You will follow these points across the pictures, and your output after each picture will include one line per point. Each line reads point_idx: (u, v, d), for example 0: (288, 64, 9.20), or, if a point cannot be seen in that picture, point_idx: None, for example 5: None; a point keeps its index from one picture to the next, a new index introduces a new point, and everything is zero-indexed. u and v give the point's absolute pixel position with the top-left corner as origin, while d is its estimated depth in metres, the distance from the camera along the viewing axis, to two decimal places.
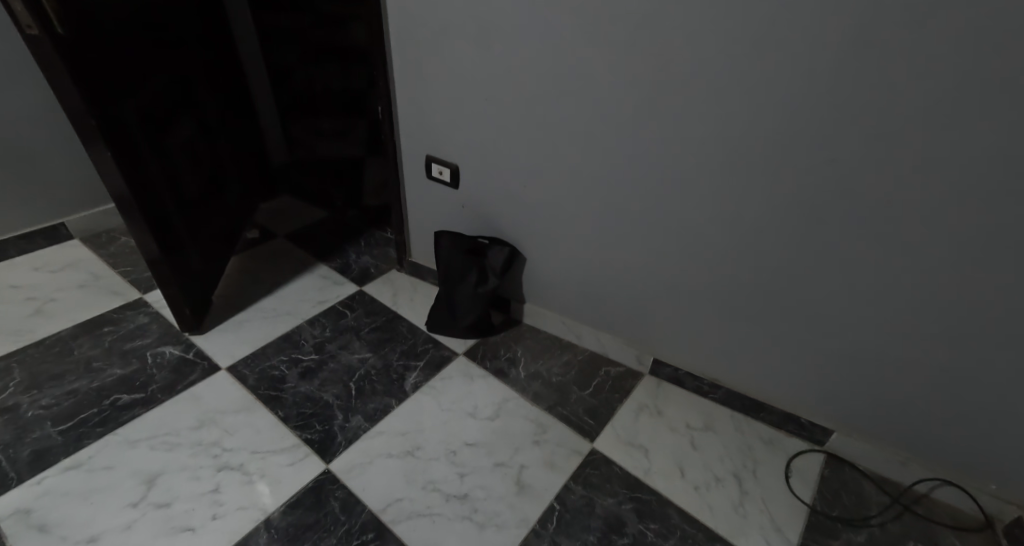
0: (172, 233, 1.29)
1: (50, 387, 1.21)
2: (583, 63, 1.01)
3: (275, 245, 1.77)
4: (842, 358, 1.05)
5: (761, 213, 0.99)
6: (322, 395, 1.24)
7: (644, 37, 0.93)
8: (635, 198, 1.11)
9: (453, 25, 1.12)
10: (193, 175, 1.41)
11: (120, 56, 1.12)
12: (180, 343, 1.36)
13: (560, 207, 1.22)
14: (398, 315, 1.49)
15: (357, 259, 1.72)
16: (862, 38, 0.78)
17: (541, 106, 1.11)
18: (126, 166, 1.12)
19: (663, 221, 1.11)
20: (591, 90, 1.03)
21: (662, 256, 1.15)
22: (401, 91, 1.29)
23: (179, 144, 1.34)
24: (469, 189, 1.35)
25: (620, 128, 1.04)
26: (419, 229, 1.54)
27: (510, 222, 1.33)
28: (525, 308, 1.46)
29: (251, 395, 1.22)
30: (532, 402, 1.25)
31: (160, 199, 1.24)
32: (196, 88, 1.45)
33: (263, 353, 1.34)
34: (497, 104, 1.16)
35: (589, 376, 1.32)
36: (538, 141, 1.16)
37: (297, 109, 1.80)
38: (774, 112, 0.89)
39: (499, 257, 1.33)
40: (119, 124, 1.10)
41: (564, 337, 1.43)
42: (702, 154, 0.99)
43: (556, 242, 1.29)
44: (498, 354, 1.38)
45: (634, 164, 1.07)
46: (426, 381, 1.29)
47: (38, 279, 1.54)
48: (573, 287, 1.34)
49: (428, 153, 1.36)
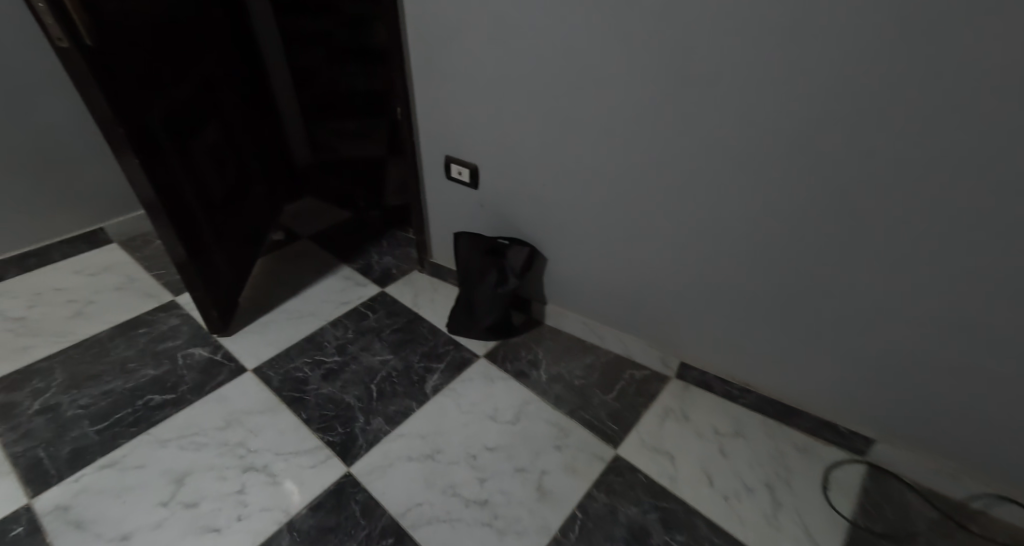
0: (198, 236, 1.31)
1: (88, 387, 1.25)
2: (600, 58, 0.98)
3: (299, 247, 1.79)
4: (882, 363, 0.99)
5: (789, 211, 0.94)
6: (343, 397, 1.25)
7: (663, 29, 0.89)
8: (657, 196, 1.07)
9: (468, 25, 1.10)
10: (216, 180, 1.44)
11: (144, 66, 1.14)
12: (208, 344, 1.39)
13: (582, 205, 1.19)
14: (419, 316, 1.48)
15: (380, 260, 1.72)
16: (899, 22, 0.72)
17: (558, 102, 1.08)
18: (154, 175, 1.15)
19: (687, 218, 1.06)
20: (610, 85, 0.99)
21: (688, 256, 1.11)
22: (419, 92, 1.28)
23: (202, 149, 1.37)
24: (488, 190, 1.33)
25: (641, 123, 1.00)
26: (439, 230, 1.54)
27: (530, 222, 1.31)
28: (547, 309, 1.43)
29: (275, 397, 1.24)
30: (554, 406, 1.22)
31: (186, 204, 1.27)
32: (219, 93, 1.48)
33: (287, 355, 1.36)
34: (514, 101, 1.13)
35: (613, 379, 1.29)
36: (557, 140, 1.13)
37: (319, 111, 1.82)
38: (806, 102, 0.83)
39: (518, 258, 1.31)
40: (144, 131, 1.12)
41: (586, 339, 1.39)
42: (727, 148, 0.94)
43: (576, 242, 1.26)
44: (519, 356, 1.36)
45: (656, 161, 1.03)
46: (447, 383, 1.29)
47: (79, 281, 1.60)
48: (594, 288, 1.31)
49: (448, 153, 1.34)
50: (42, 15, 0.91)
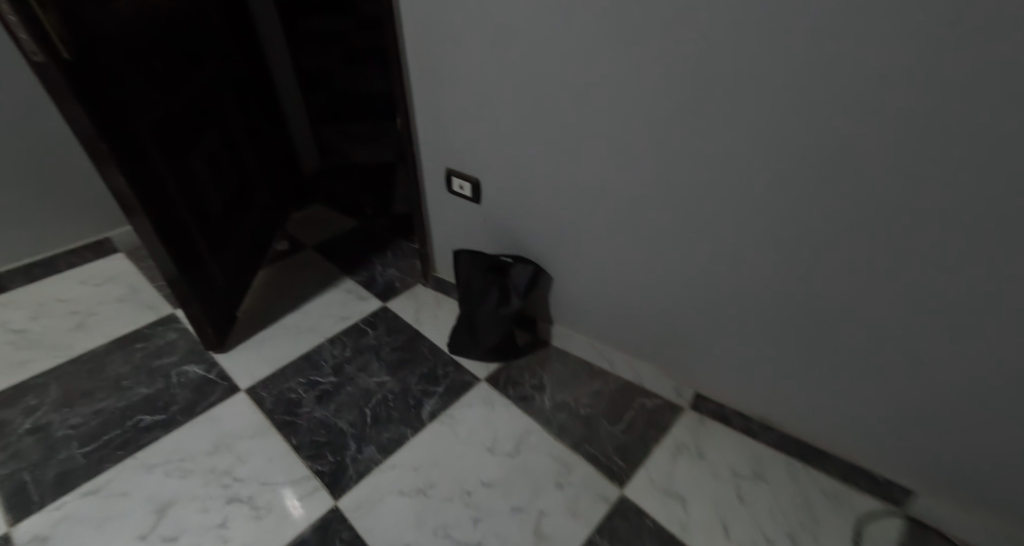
0: (191, 251, 1.26)
1: (79, 405, 1.22)
2: (609, 63, 0.88)
3: (303, 256, 1.74)
4: (925, 408, 0.88)
5: (820, 236, 0.84)
6: (336, 421, 1.19)
7: (680, 31, 0.79)
8: (671, 214, 0.97)
9: (468, 32, 1.02)
10: (214, 191, 1.39)
11: (132, 78, 1.09)
12: (203, 361, 1.35)
13: (590, 223, 1.10)
14: (420, 334, 1.42)
15: (383, 272, 1.66)
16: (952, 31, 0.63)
17: (564, 110, 0.99)
18: (142, 192, 1.10)
19: (704, 239, 0.96)
20: (619, 92, 0.90)
21: (706, 281, 1.01)
22: (419, 99, 1.21)
23: (198, 160, 1.32)
24: (491, 204, 1.25)
25: (654, 135, 0.91)
26: (443, 244, 1.46)
27: (535, 239, 1.22)
28: (553, 329, 1.35)
29: (266, 420, 1.19)
30: (557, 437, 1.14)
31: (177, 218, 1.22)
32: (220, 100, 1.44)
33: (282, 374, 1.31)
34: (517, 109, 1.05)
35: (622, 408, 1.20)
36: (563, 154, 1.04)
37: (326, 116, 1.77)
38: (841, 118, 0.73)
39: (522, 276, 1.22)
40: (130, 145, 1.07)
41: (595, 364, 1.30)
42: (750, 164, 0.84)
43: (585, 261, 1.17)
44: (523, 381, 1.27)
45: (670, 177, 0.93)
46: (445, 409, 1.21)
47: (83, 292, 1.57)
48: (604, 310, 1.22)
49: (449, 166, 1.27)
50: (15, 29, 0.87)
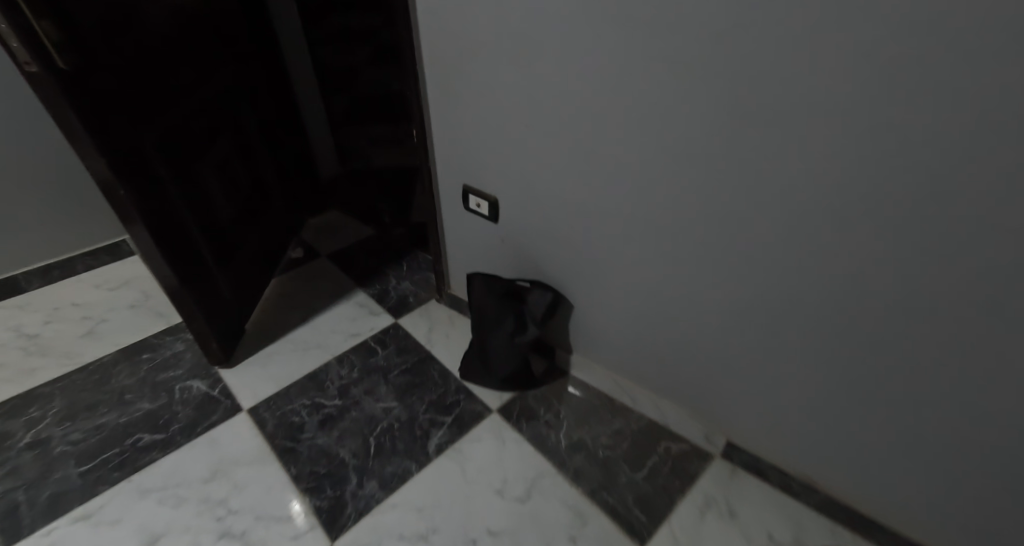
0: (196, 265, 1.21)
1: (80, 420, 1.18)
2: (645, 78, 0.79)
3: (317, 265, 1.68)
4: (997, 483, 0.76)
5: (883, 283, 0.73)
6: (338, 450, 1.13)
7: (727, 46, 0.70)
8: (710, 246, 0.87)
9: (488, 41, 0.94)
10: (223, 201, 1.34)
11: (136, 87, 1.04)
12: (208, 377, 1.30)
13: (616, 251, 1.01)
14: (431, 355, 1.34)
15: (397, 285, 1.59)
16: None
17: (591, 129, 0.90)
18: (143, 206, 1.05)
19: (747, 276, 0.86)
20: (656, 112, 0.81)
21: (745, 323, 0.91)
22: (436, 110, 1.14)
23: (206, 169, 1.27)
24: (509, 225, 1.17)
25: (695, 159, 0.81)
26: (458, 260, 1.39)
27: (556, 263, 1.13)
28: (573, 359, 1.28)
29: (267, 445, 1.14)
30: (573, 482, 1.05)
31: (182, 231, 1.17)
32: (233, 105, 1.38)
33: (286, 394, 1.25)
34: (539, 126, 0.96)
35: (644, 452, 1.10)
36: (588, 176, 0.95)
37: (345, 119, 1.71)
38: (916, 151, 0.63)
39: (540, 304, 1.13)
40: (131, 157, 1.02)
41: (617, 399, 1.21)
42: (807, 195, 0.73)
43: (609, 290, 1.08)
44: (537, 415, 1.19)
45: (709, 207, 0.83)
46: (453, 442, 1.14)
47: (97, 296, 1.55)
48: (629, 342, 1.12)
49: (466, 183, 1.19)
50: (7, 39, 0.82)
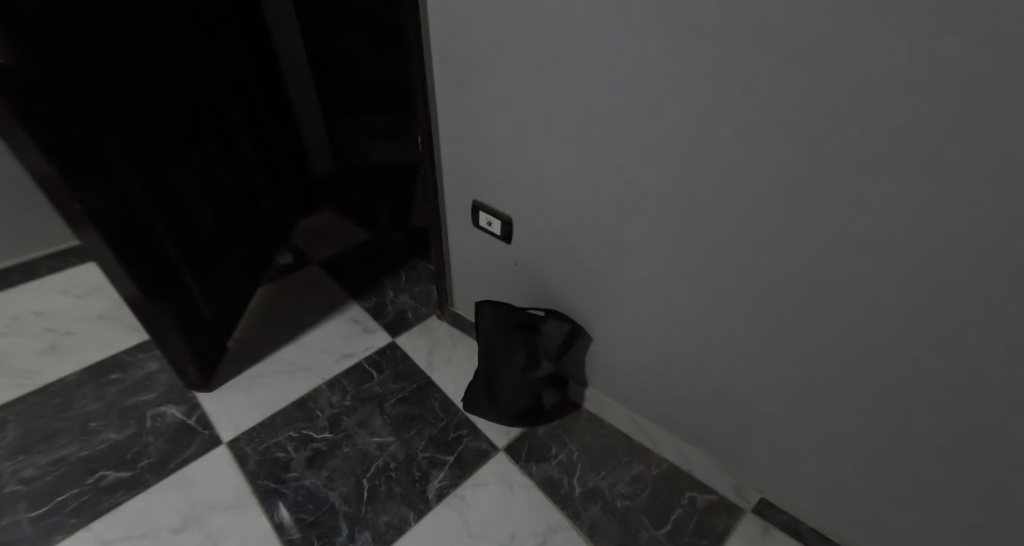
0: (173, 286, 1.06)
1: (37, 453, 1.07)
2: (698, 99, 0.66)
3: (308, 273, 1.55)
4: None
5: (970, 354, 0.62)
6: (327, 494, 1.01)
7: (810, 67, 0.57)
8: (761, 292, 0.75)
9: (509, 43, 0.81)
10: (205, 212, 1.18)
11: (104, 87, 0.89)
12: (184, 402, 1.18)
13: (645, 286, 0.89)
14: (431, 382, 1.23)
15: (395, 299, 1.47)
16: None
17: (627, 150, 0.77)
18: (113, 227, 0.90)
19: (803, 328, 0.74)
20: (710, 140, 0.68)
21: (792, 376, 0.80)
22: (444, 116, 1.01)
23: (184, 174, 1.11)
24: (523, 246, 1.05)
25: (751, 194, 0.69)
26: (463, 277, 1.27)
27: (574, 292, 1.02)
28: (587, 395, 1.15)
29: (248, 486, 1.02)
30: (588, 538, 0.95)
31: (158, 248, 1.02)
32: (217, 99, 1.22)
33: (271, 425, 1.13)
34: (565, 142, 0.84)
35: (667, 504, 1.00)
36: (618, 203, 0.83)
37: (341, 113, 1.54)
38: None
39: (555, 337, 1.02)
40: (95, 169, 0.86)
41: (636, 438, 1.10)
42: (893, 247, 0.61)
43: (633, 326, 0.97)
44: (548, 455, 1.08)
45: (762, 249, 0.72)
46: (455, 487, 1.03)
47: (62, 305, 1.41)
48: (651, 382, 1.02)
49: (475, 198, 1.07)
50: None
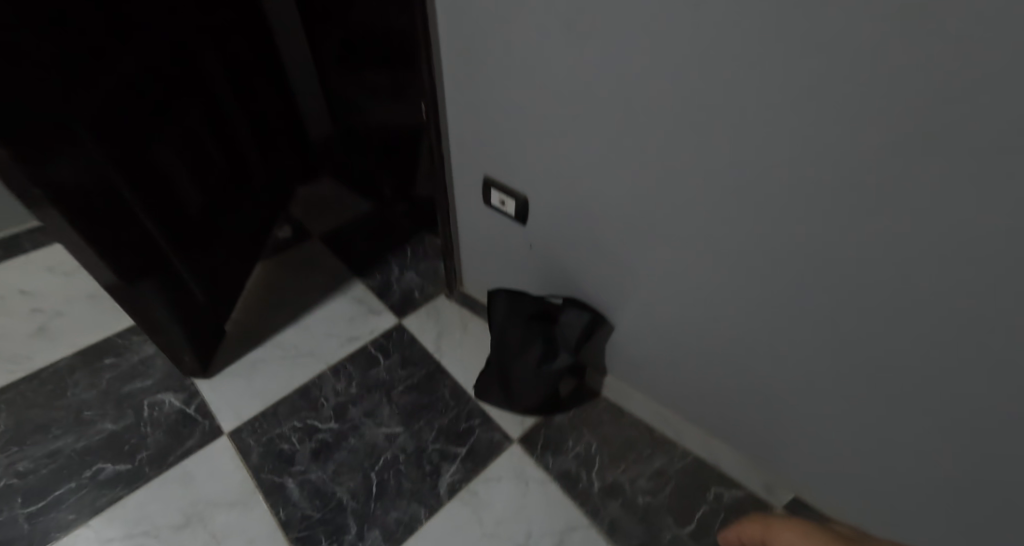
0: (161, 271, 0.98)
1: (31, 445, 1.03)
2: (753, 73, 0.55)
3: (309, 248, 1.47)
4: None
5: None
6: (335, 489, 0.97)
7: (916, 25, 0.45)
8: (813, 291, 0.66)
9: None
10: (191, 188, 1.08)
11: (70, 49, 0.76)
12: (182, 389, 1.13)
13: (676, 277, 0.81)
14: (441, 367, 1.16)
15: (401, 276, 1.39)
16: None
17: (664, 128, 0.67)
18: (82, 213, 0.80)
19: (860, 332, 0.65)
20: (766, 120, 0.57)
21: (841, 382, 0.72)
22: (451, 82, 0.89)
23: (167, 148, 1.00)
24: (539, 228, 0.96)
25: (814, 185, 0.58)
26: (473, 257, 1.18)
27: (596, 279, 0.93)
28: (608, 383, 1.09)
29: (252, 480, 0.98)
30: (607, 537, 0.91)
31: (142, 233, 0.93)
32: (201, 61, 1.09)
33: (274, 414, 1.08)
34: (591, 118, 0.73)
35: (692, 500, 0.95)
36: (651, 185, 0.73)
37: (338, 72, 1.40)
38: None
39: (574, 327, 0.95)
40: (62, 152, 0.76)
41: (659, 429, 1.05)
42: (989, 255, 0.51)
43: (660, 318, 0.89)
44: (565, 447, 1.02)
45: (820, 246, 0.62)
46: (467, 481, 0.98)
47: (50, 283, 1.34)
48: (679, 375, 0.94)
49: (487, 174, 0.97)
50: None
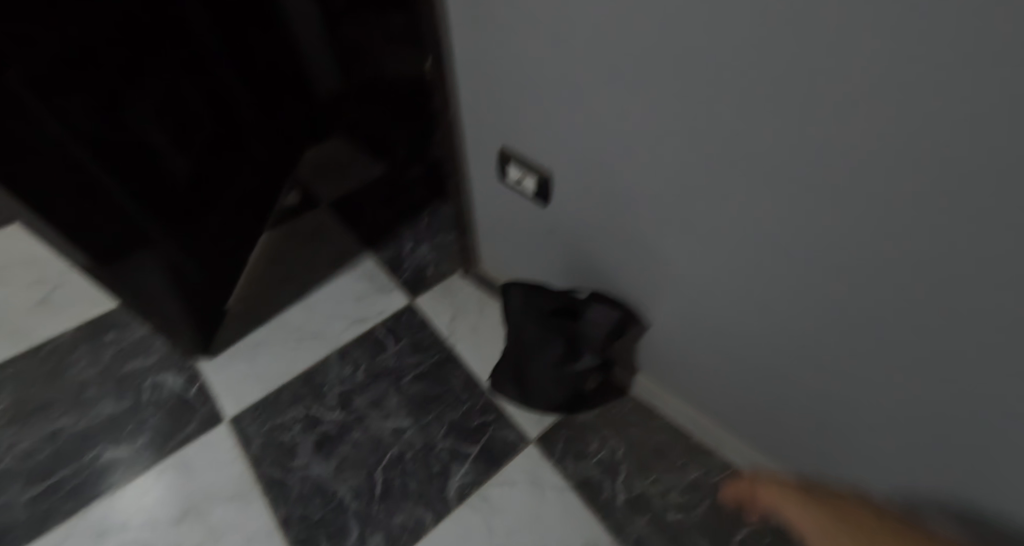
0: (142, 246, 0.89)
1: (32, 424, 1.00)
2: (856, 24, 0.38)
3: (316, 216, 1.36)
4: None
5: None
6: (336, 487, 0.91)
7: None
8: (907, 321, 0.51)
9: None
10: (177, 151, 0.97)
11: None
12: (182, 369, 1.07)
13: (727, 280, 0.66)
14: (453, 355, 1.07)
15: (414, 250, 1.27)
16: None
17: (716, 105, 0.51)
18: (39, 190, 0.70)
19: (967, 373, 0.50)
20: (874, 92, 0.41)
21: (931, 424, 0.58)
22: (459, 32, 0.73)
23: (144, 108, 0.88)
24: (564, 209, 0.82)
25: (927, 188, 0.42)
26: (491, 235, 1.05)
27: (630, 270, 0.80)
28: (638, 381, 0.97)
29: (251, 474, 0.92)
30: None
31: (116, 206, 0.83)
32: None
33: (276, 402, 1.01)
34: (626, 84, 0.58)
35: (729, 521, 0.84)
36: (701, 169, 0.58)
37: (343, 15, 1.24)
38: None
39: (600, 325, 0.83)
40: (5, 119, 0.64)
41: (694, 436, 0.93)
42: None
43: (704, 321, 0.75)
44: (587, 453, 0.92)
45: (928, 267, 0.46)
46: (477, 485, 0.90)
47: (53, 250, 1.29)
48: (722, 384, 0.81)
49: (504, 144, 0.82)
50: None
